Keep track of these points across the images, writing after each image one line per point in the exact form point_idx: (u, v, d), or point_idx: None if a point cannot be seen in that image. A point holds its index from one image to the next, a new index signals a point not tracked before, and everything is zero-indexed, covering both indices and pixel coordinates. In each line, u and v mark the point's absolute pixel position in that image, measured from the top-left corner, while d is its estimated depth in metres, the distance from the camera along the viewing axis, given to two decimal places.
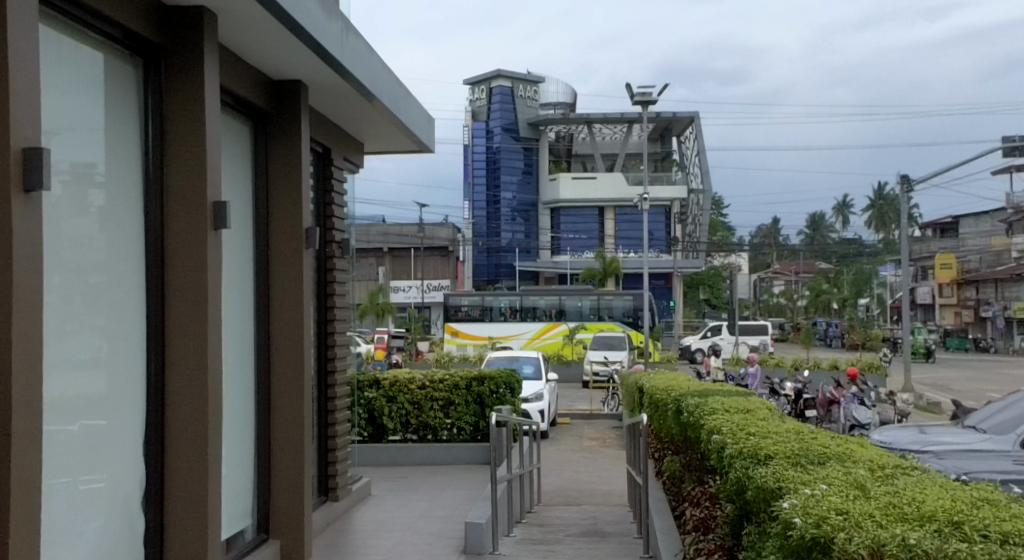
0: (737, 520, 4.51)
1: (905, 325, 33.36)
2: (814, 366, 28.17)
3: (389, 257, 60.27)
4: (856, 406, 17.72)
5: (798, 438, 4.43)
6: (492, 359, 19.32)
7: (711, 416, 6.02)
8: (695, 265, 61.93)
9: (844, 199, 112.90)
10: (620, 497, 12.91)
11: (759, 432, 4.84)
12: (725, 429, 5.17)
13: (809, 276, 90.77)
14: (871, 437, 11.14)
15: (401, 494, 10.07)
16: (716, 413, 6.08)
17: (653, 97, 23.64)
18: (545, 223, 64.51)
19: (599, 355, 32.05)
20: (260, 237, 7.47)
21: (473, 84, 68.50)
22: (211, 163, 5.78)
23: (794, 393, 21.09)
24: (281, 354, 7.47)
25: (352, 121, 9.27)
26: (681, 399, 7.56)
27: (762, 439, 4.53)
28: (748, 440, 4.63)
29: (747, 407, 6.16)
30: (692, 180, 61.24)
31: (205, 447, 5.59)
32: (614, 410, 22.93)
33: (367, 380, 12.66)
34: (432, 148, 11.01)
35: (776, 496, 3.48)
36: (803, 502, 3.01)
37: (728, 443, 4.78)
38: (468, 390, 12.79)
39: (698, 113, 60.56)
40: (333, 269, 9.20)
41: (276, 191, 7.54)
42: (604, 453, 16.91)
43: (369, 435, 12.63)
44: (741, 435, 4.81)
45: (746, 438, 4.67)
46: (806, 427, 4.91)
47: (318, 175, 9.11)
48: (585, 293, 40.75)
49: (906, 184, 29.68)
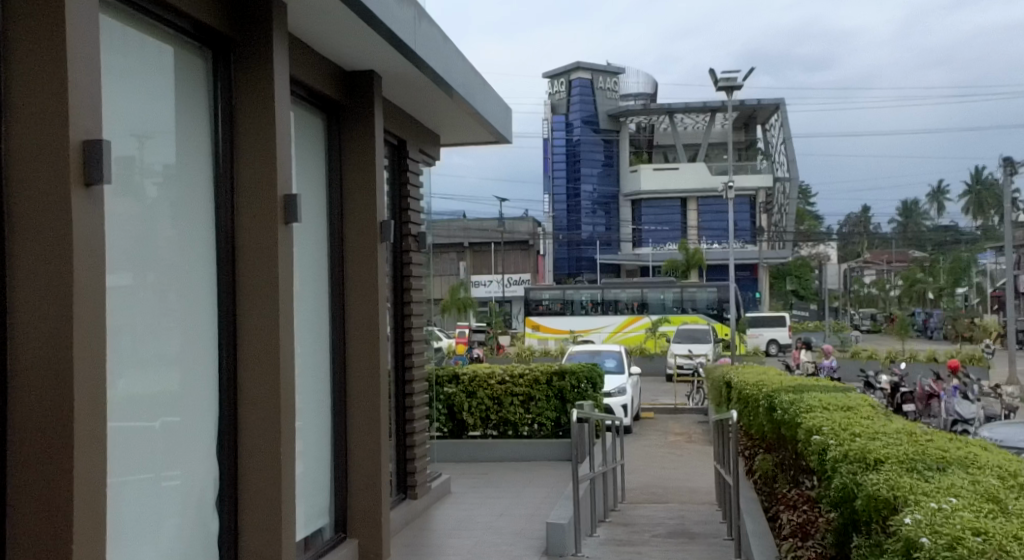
0: (844, 529, 4.10)
1: (1009, 315, 31.77)
2: (911, 358, 27.06)
3: (471, 252, 59.93)
4: (959, 400, 16.91)
5: (911, 441, 4.01)
6: (574, 353, 19.02)
7: (809, 414, 5.59)
8: (783, 255, 60.40)
9: (939, 185, 109.03)
10: (706, 495, 12.46)
11: (865, 433, 4.42)
12: (825, 430, 4.76)
13: (902, 265, 87.84)
14: (978, 434, 10.47)
15: (481, 491, 9.87)
16: (815, 411, 5.65)
17: (737, 81, 22.95)
18: (627, 215, 63.81)
19: (683, 348, 31.41)
20: (336, 232, 7.33)
21: (551, 78, 68.71)
22: (282, 154, 5.63)
23: (890, 387, 20.29)
24: (357, 349, 7.34)
25: (426, 112, 9.09)
26: (773, 396, 7.14)
27: (870, 441, 4.11)
28: (853, 442, 4.22)
29: (851, 405, 5.73)
30: (778, 168, 59.78)
31: (278, 447, 5.45)
32: (700, 404, 22.39)
33: (447, 375, 12.53)
34: (509, 139, 10.76)
35: (894, 508, 3.10)
36: (926, 518, 2.65)
37: (831, 445, 4.36)
38: (549, 385, 12.54)
39: (784, 99, 59.04)
40: (409, 263, 9.04)
41: (351, 184, 7.40)
42: (690, 449, 16.43)
43: (449, 431, 12.49)
44: (846, 436, 4.41)
45: (851, 440, 4.26)
46: (918, 427, 4.48)
47: (393, 167, 8.94)
48: (667, 285, 40.03)
49: (1009, 167, 28.26)
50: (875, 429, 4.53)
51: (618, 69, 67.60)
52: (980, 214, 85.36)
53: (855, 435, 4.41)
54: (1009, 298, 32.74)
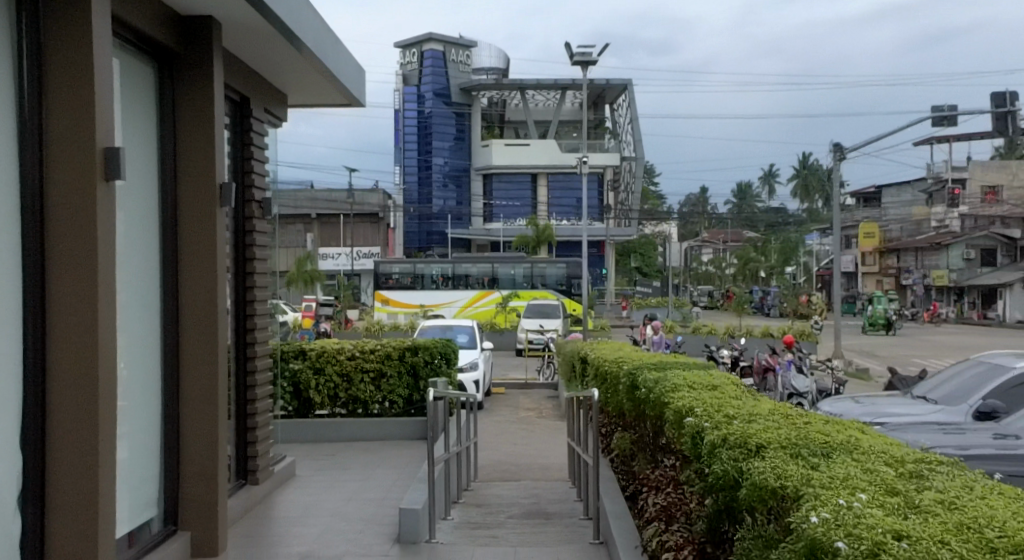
0: (721, 518, 3.91)
1: (836, 292, 33.55)
2: (748, 333, 28.18)
3: (317, 224, 58.29)
4: (795, 374, 17.59)
5: (789, 424, 3.86)
6: (426, 328, 18.64)
7: (674, 394, 5.45)
8: (628, 232, 61.89)
9: (771, 169, 114.90)
10: (560, 471, 12.37)
11: (744, 415, 4.24)
12: (699, 410, 4.58)
13: (738, 244, 92.05)
14: (818, 407, 10.76)
15: (329, 475, 9.35)
16: (683, 390, 5.51)
17: (592, 56, 22.95)
18: (478, 189, 63.70)
19: (534, 324, 31.51)
20: (168, 196, 6.62)
21: (403, 48, 67.90)
22: (102, 102, 4.90)
23: (731, 361, 21.02)
24: (192, 324, 6.67)
25: (272, 67, 8.38)
26: (636, 372, 6.97)
27: (746, 424, 3.93)
28: (729, 424, 4.06)
29: (717, 384, 5.64)
30: (625, 148, 61.15)
31: (96, 439, 4.78)
32: (550, 379, 22.49)
33: (292, 350, 11.80)
34: (363, 101, 10.17)
35: (789, 500, 2.90)
36: (832, 520, 2.43)
37: (705, 428, 4.17)
38: (401, 361, 12.06)
39: (631, 80, 60.31)
40: (252, 230, 8.34)
41: (186, 141, 6.68)
42: (541, 425, 16.37)
43: (294, 409, 11.81)
44: (721, 417, 4.24)
45: (728, 423, 4.08)
46: (793, 409, 4.35)
47: (235, 126, 8.21)
48: (517, 260, 40.14)
49: (838, 152, 29.69)
50: (754, 409, 4.39)
51: (471, 43, 67.63)
52: (806, 197, 90.25)
53: (732, 416, 4.24)
54: (835, 277, 34.70)
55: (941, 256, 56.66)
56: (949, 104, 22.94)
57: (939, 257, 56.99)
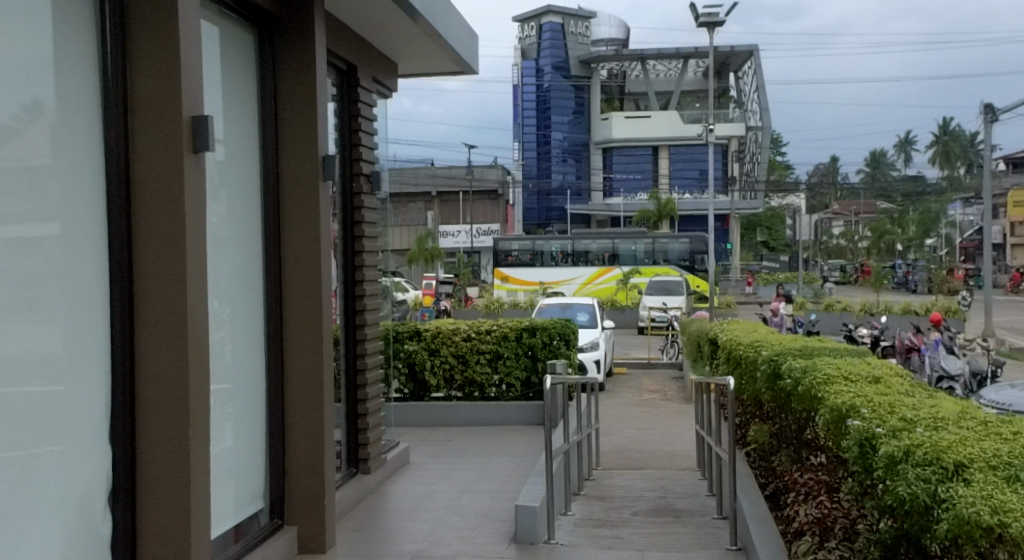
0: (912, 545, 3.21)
1: (984, 265, 31.31)
2: (886, 310, 26.57)
3: (438, 202, 58.27)
4: (944, 355, 16.24)
5: (990, 436, 3.14)
6: (544, 307, 18.14)
7: (830, 387, 4.72)
8: (754, 205, 59.81)
9: (906, 135, 109.39)
10: (686, 459, 11.64)
11: (932, 420, 3.51)
12: (867, 412, 3.87)
13: (870, 216, 87.88)
14: (981, 396, 9.67)
15: (444, 462, 8.94)
16: (839, 383, 4.79)
17: (719, 17, 21.78)
18: (598, 164, 62.74)
19: (657, 301, 30.57)
20: (270, 171, 6.23)
21: (521, 23, 67.70)
22: (191, 68, 4.50)
23: (871, 340, 19.80)
24: (297, 308, 6.31)
25: (379, 33, 7.93)
26: (778, 359, 6.22)
27: (935, 433, 3.23)
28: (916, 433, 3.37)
29: (882, 378, 4.89)
30: (750, 117, 58.97)
31: (188, 437, 4.42)
32: (674, 358, 21.66)
33: (407, 332, 11.47)
34: (475, 70, 9.64)
35: None
36: None
37: (879, 436, 3.46)
38: (518, 342, 11.60)
39: (757, 46, 57.97)
40: (360, 207, 7.96)
41: (287, 112, 6.27)
42: (665, 408, 15.65)
43: (410, 392, 11.49)
44: (896, 422, 3.53)
45: (912, 430, 3.37)
46: (987, 414, 3.61)
47: (342, 97, 7.82)
48: (639, 235, 39.12)
49: (989, 113, 27.51)
50: (941, 413, 3.67)
51: (590, 14, 66.81)
52: (946, 165, 85.25)
53: (914, 421, 3.52)
54: (986, 249, 32.36)
55: None
56: None
57: None
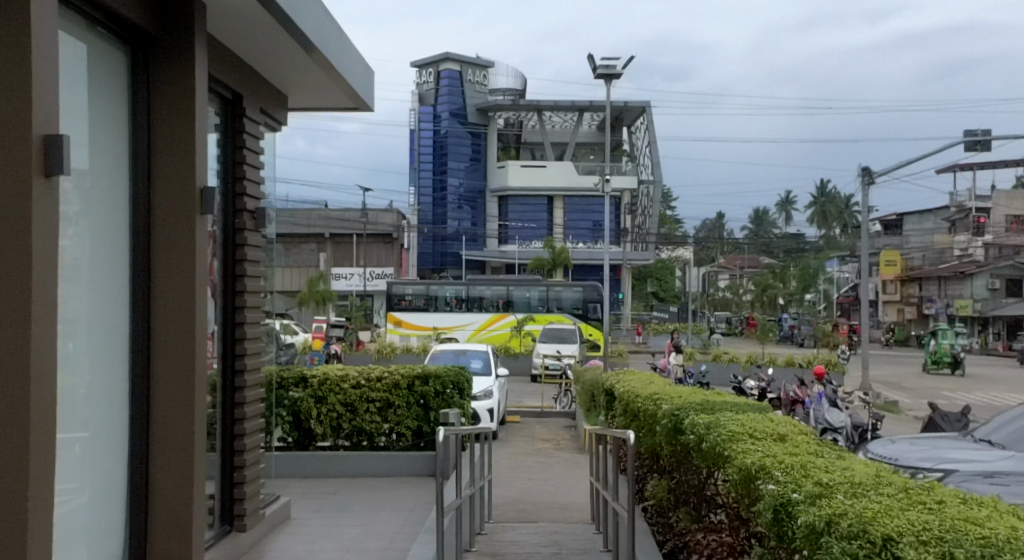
0: None
1: (862, 321, 32.50)
2: (771, 362, 27.20)
3: (331, 244, 57.34)
4: (827, 409, 16.51)
5: (915, 513, 2.99)
6: (437, 354, 17.75)
7: (738, 445, 4.53)
8: (645, 256, 61.01)
9: (788, 194, 114.18)
10: (580, 512, 11.37)
11: (848, 488, 3.34)
12: (779, 475, 3.68)
13: (755, 271, 90.97)
14: (869, 451, 9.76)
15: (329, 517, 8.44)
16: (746, 441, 4.60)
17: (616, 68, 22.13)
18: (493, 211, 62.98)
19: (551, 349, 30.54)
20: (140, 201, 5.74)
21: (420, 68, 67.49)
22: (45, 81, 4.04)
23: (758, 391, 20.10)
24: (166, 350, 5.76)
25: (267, 62, 7.54)
26: (678, 414, 6.02)
27: (857, 502, 3.07)
28: (833, 505, 3.16)
29: (789, 437, 4.74)
30: (642, 171, 60.51)
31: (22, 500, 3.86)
32: (567, 407, 21.50)
33: (293, 378, 10.90)
34: (370, 105, 9.32)
35: None
36: None
37: (797, 502, 3.29)
38: (410, 390, 11.15)
39: (650, 102, 59.57)
40: (244, 244, 7.47)
41: (162, 138, 5.80)
42: (558, 458, 15.41)
43: (294, 441, 10.93)
44: (810, 489, 3.36)
45: (830, 500, 3.19)
46: (907, 485, 3.47)
47: (225, 127, 7.38)
48: (533, 283, 39.20)
49: (866, 175, 28.78)
50: (854, 479, 3.51)
51: (488, 63, 67.11)
52: (824, 225, 89.05)
53: (831, 488, 3.35)
54: (863, 305, 33.68)
55: (966, 286, 55.42)
56: (982, 127, 21.97)
57: (963, 286, 55.75)
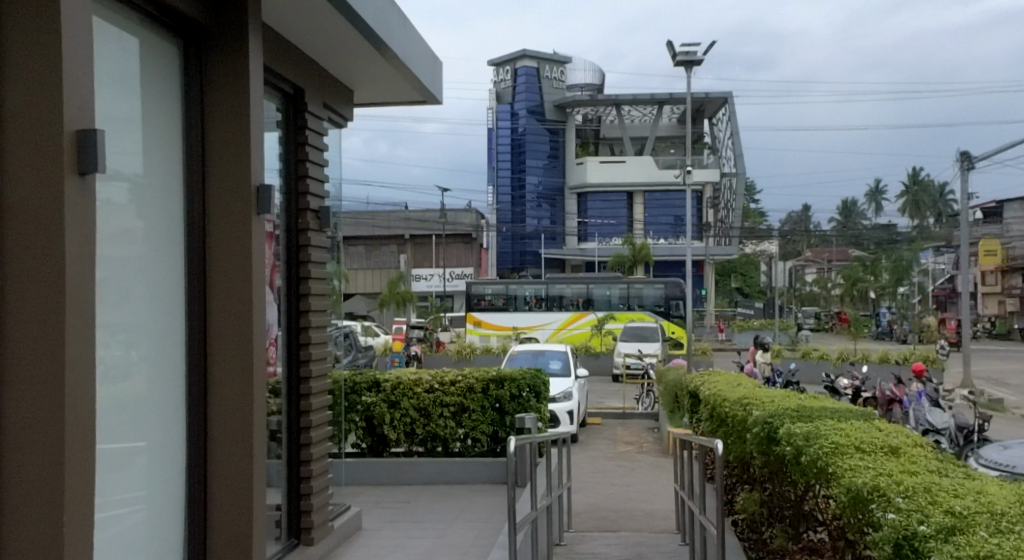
0: None
1: (963, 314, 30.94)
2: (864, 358, 26.08)
3: (411, 245, 57.66)
4: (929, 409, 15.62)
5: None
6: (514, 355, 17.35)
7: (845, 460, 3.99)
8: (728, 251, 59.68)
9: (877, 184, 110.66)
10: (666, 520, 10.80)
11: (989, 520, 2.85)
12: (901, 501, 3.19)
13: (845, 264, 88.34)
14: (981, 457, 8.98)
15: (400, 528, 8.13)
16: (854, 456, 4.06)
17: (697, 54, 21.39)
18: (572, 208, 62.44)
19: (632, 347, 29.85)
20: (194, 202, 5.44)
21: (496, 66, 67.39)
22: (78, 76, 3.72)
23: (851, 390, 19.20)
24: (224, 359, 5.46)
25: (330, 55, 7.23)
26: (771, 422, 5.49)
27: (1009, 544, 2.58)
28: (975, 544, 2.65)
29: (905, 452, 4.19)
30: (725, 164, 59.26)
31: (60, 530, 3.55)
32: (649, 408, 20.89)
33: (365, 382, 10.66)
34: (437, 99, 8.97)
35: None
36: None
37: (927, 538, 2.81)
38: (485, 394, 10.79)
39: (732, 93, 58.21)
40: (307, 245, 7.19)
41: (216, 136, 5.49)
42: (641, 461, 14.86)
43: (368, 447, 10.68)
44: (945, 522, 2.87)
45: (972, 537, 2.70)
46: None
47: (287, 124, 7.10)
48: (613, 281, 38.52)
49: (966, 161, 27.37)
50: (995, 509, 2.98)
51: (565, 60, 66.66)
52: (917, 214, 85.90)
53: (967, 519, 2.87)
54: (963, 298, 32.12)
55: None
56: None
57: None
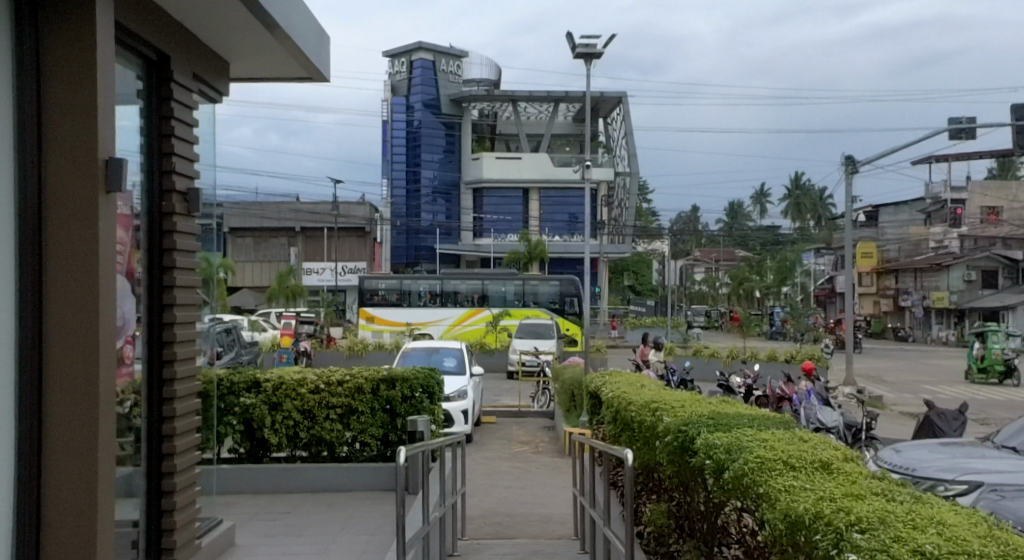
0: None
1: (847, 314, 31.78)
2: (753, 357, 26.46)
3: (302, 238, 55.77)
4: (819, 407, 15.61)
5: None
6: (407, 353, 16.68)
7: (778, 479, 3.57)
8: (621, 250, 60.26)
9: (763, 188, 114.30)
10: (562, 525, 10.37)
11: None
12: (862, 537, 2.76)
13: (731, 264, 90.78)
14: (878, 459, 8.91)
15: (277, 542, 7.45)
16: (786, 475, 3.64)
17: (597, 47, 21.13)
18: (468, 204, 61.91)
19: (528, 345, 29.52)
20: (27, 179, 4.64)
21: (392, 57, 66.20)
22: None
23: (743, 389, 19.35)
24: (65, 357, 4.67)
25: (200, 18, 6.47)
26: (688, 430, 5.05)
27: None
28: None
29: (842, 469, 3.81)
30: (618, 163, 59.96)
31: None
32: (545, 406, 20.54)
33: (244, 383, 9.89)
34: (324, 76, 8.28)
35: None
36: None
37: None
38: (375, 395, 10.13)
39: (626, 93, 58.77)
40: (171, 232, 6.41)
41: (54, 102, 4.71)
42: (537, 462, 14.44)
43: (247, 452, 9.90)
44: None
45: None
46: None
47: (149, 92, 6.32)
48: (508, 277, 38.39)
49: (850, 165, 28.09)
50: (971, 550, 2.56)
51: (461, 53, 65.87)
52: (799, 217, 88.73)
53: None
54: (848, 300, 33.10)
55: (942, 278, 55.09)
56: (967, 115, 21.23)
57: (939, 278, 55.29)
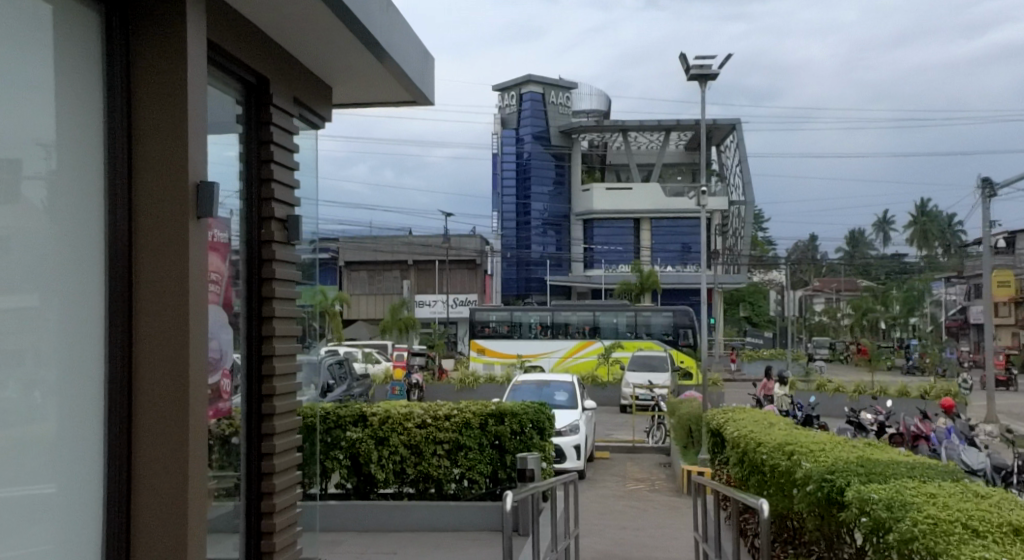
0: None
1: (985, 345, 29.71)
2: (882, 391, 25.01)
3: (414, 270, 56.66)
4: (964, 446, 14.39)
5: None
6: (517, 386, 16.24)
7: (968, 550, 2.97)
8: (737, 280, 58.70)
9: (885, 216, 110.05)
10: None
11: None
12: None
13: (853, 294, 87.38)
14: None
15: None
16: (978, 545, 3.04)
17: (711, 68, 20.44)
18: (579, 235, 61.53)
19: (642, 378, 28.69)
20: (119, 204, 4.41)
21: (502, 91, 66.78)
22: None
23: (875, 427, 18.16)
24: (155, 395, 4.41)
25: (301, 41, 6.26)
26: (839, 480, 4.41)
27: None
28: None
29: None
30: (733, 191, 58.62)
31: None
32: (660, 442, 19.75)
33: (350, 417, 9.63)
34: (429, 99, 8.00)
35: None
36: None
37: None
38: (483, 430, 9.72)
39: (740, 120, 57.49)
40: (270, 261, 6.18)
41: (146, 123, 4.48)
42: (653, 502, 13.72)
43: (354, 487, 9.64)
44: None
45: None
46: None
47: (248, 117, 6.13)
48: (620, 308, 37.55)
49: (988, 187, 26.38)
50: None
51: (571, 85, 65.96)
52: (925, 244, 84.77)
53: None
54: (986, 330, 31.05)
55: None
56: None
57: None
